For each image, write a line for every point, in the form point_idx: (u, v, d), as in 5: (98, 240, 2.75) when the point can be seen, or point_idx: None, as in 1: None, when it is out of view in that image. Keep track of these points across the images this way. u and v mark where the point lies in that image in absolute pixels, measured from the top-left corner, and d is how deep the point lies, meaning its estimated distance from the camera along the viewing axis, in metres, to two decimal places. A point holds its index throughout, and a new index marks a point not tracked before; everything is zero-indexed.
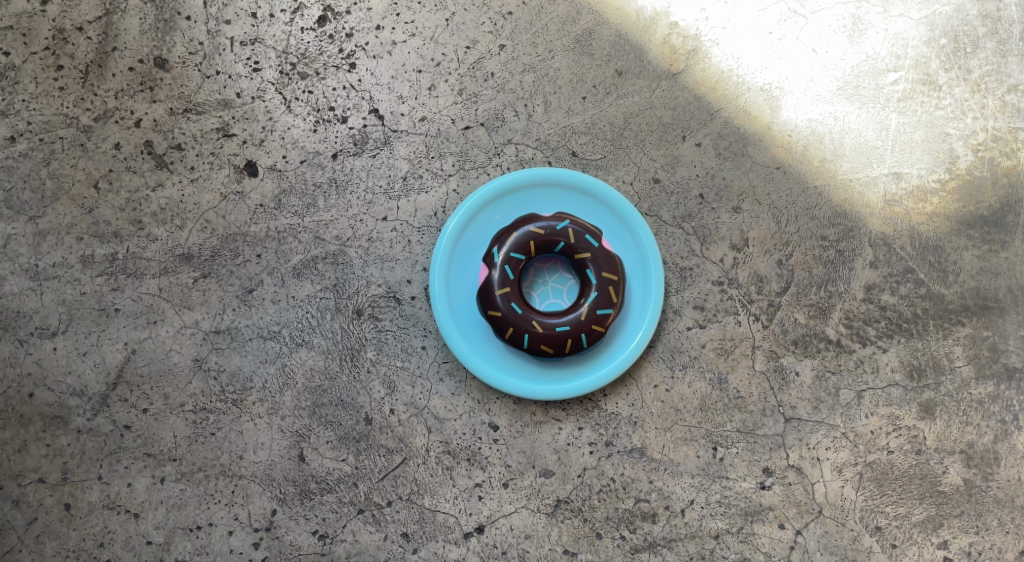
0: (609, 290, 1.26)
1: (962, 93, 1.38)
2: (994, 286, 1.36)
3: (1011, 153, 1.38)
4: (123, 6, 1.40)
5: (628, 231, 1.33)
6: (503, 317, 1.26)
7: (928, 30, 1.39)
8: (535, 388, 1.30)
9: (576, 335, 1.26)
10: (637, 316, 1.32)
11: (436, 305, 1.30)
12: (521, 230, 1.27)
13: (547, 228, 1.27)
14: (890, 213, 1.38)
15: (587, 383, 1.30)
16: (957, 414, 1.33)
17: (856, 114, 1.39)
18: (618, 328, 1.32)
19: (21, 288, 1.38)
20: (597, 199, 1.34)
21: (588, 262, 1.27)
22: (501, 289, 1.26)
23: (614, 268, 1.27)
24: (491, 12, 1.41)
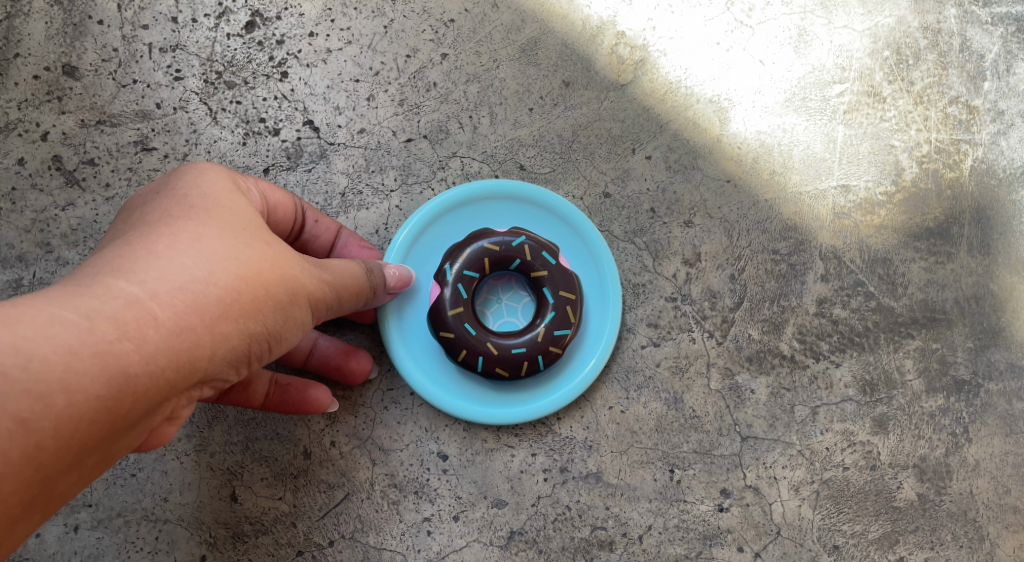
0: (568, 310, 1.20)
1: (906, 105, 1.38)
2: (941, 298, 1.35)
3: (954, 165, 1.37)
4: (27, 9, 1.29)
5: (585, 248, 1.28)
6: (456, 339, 1.18)
7: (872, 41, 1.39)
8: (488, 412, 1.23)
9: (533, 357, 1.19)
10: (594, 338, 1.27)
11: (384, 324, 1.23)
12: (475, 245, 1.20)
13: (502, 244, 1.20)
14: (839, 226, 1.36)
15: (543, 407, 1.24)
16: (909, 428, 1.32)
17: (804, 126, 1.37)
18: (574, 350, 1.26)
19: None
20: (553, 214, 1.28)
21: (545, 281, 1.20)
22: (454, 308, 1.18)
23: (572, 287, 1.20)
24: (432, 19, 1.34)
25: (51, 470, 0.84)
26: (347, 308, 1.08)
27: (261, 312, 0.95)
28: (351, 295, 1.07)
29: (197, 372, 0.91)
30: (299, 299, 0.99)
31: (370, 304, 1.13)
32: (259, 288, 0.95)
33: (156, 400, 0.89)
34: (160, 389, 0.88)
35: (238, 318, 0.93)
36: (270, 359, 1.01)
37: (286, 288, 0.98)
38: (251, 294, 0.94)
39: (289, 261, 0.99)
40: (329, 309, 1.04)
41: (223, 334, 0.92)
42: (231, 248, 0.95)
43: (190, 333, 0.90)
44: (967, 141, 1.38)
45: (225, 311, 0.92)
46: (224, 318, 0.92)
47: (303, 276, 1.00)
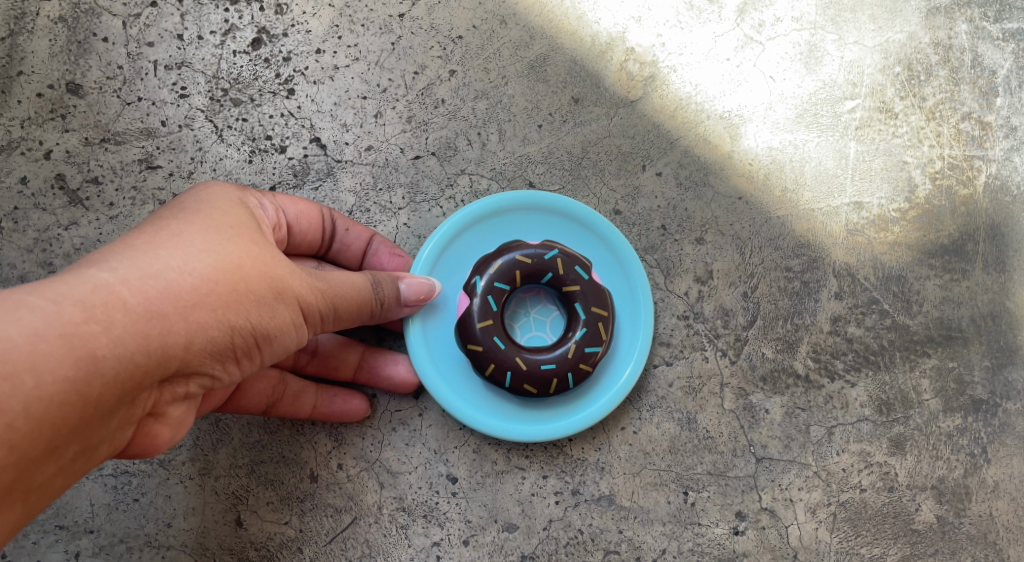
0: (600, 327, 1.18)
1: (918, 121, 1.37)
2: (957, 316, 1.33)
3: (968, 182, 1.36)
4: (30, 26, 1.27)
5: (615, 261, 1.26)
6: (483, 351, 1.16)
7: (883, 57, 1.37)
8: (513, 429, 1.20)
9: (562, 373, 1.17)
10: (624, 355, 1.24)
11: (410, 338, 1.20)
12: (506, 258, 1.18)
13: (534, 257, 1.18)
14: (853, 243, 1.34)
15: (572, 424, 1.21)
16: (927, 449, 1.30)
17: (816, 142, 1.35)
18: (604, 368, 1.23)
19: None
20: (583, 227, 1.26)
21: (576, 296, 1.18)
22: (483, 321, 1.16)
23: (604, 302, 1.18)
24: (440, 36, 1.33)
25: (22, 452, 0.86)
26: (347, 319, 1.06)
27: (241, 306, 0.95)
28: (346, 303, 1.04)
29: (171, 360, 0.92)
30: (285, 297, 0.99)
31: (380, 318, 1.10)
32: (237, 284, 0.95)
33: (123, 387, 0.90)
34: (127, 377, 0.90)
35: (216, 311, 0.94)
36: (260, 360, 1.00)
37: (270, 284, 0.97)
38: (230, 287, 0.95)
39: (275, 258, 0.99)
40: (321, 317, 1.03)
41: (199, 325, 0.93)
42: (211, 244, 0.96)
43: (161, 323, 0.91)
44: (980, 157, 1.37)
45: (198, 303, 0.93)
46: (199, 310, 0.93)
47: (289, 276, 0.99)
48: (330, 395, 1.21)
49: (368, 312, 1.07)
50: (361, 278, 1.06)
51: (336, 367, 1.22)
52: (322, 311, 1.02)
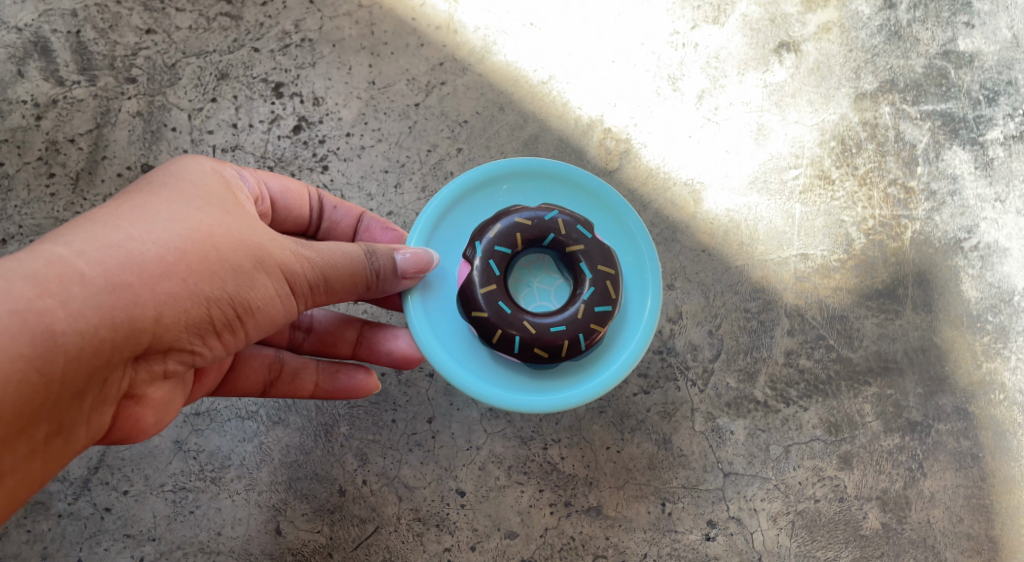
0: (606, 285, 1.21)
1: (851, 187, 1.62)
2: (893, 349, 1.55)
3: (897, 237, 1.60)
4: (113, 119, 1.55)
5: (615, 223, 1.32)
6: (494, 319, 1.19)
7: (820, 134, 1.63)
8: (526, 400, 1.23)
9: (573, 334, 1.20)
10: (633, 318, 1.28)
11: (411, 315, 1.24)
12: (505, 222, 1.22)
13: (533, 220, 1.23)
14: (801, 288, 1.57)
15: (586, 390, 1.24)
16: (871, 464, 1.50)
17: (766, 204, 1.60)
18: (615, 332, 1.27)
19: None
20: (581, 191, 1.32)
21: (580, 256, 1.22)
22: (487, 287, 1.20)
23: (608, 261, 1.22)
24: (449, 121, 1.60)
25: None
26: (336, 287, 1.17)
27: (201, 276, 1.08)
28: (333, 272, 1.16)
29: (135, 330, 1.06)
30: (245, 267, 1.11)
31: (375, 289, 1.20)
32: (207, 254, 1.09)
33: (96, 357, 1.04)
34: (98, 346, 1.04)
35: (178, 280, 1.07)
36: (234, 328, 1.13)
37: (226, 255, 1.10)
38: (186, 259, 1.07)
39: (231, 231, 1.11)
40: (304, 281, 1.15)
41: (160, 295, 1.06)
42: (179, 218, 1.09)
43: (127, 293, 1.04)
44: (906, 216, 1.61)
45: (166, 274, 1.06)
46: (165, 279, 1.06)
47: (250, 247, 1.11)
48: (333, 373, 1.35)
49: (364, 283, 1.18)
50: (342, 246, 1.17)
51: (336, 342, 1.37)
52: (298, 277, 1.14)
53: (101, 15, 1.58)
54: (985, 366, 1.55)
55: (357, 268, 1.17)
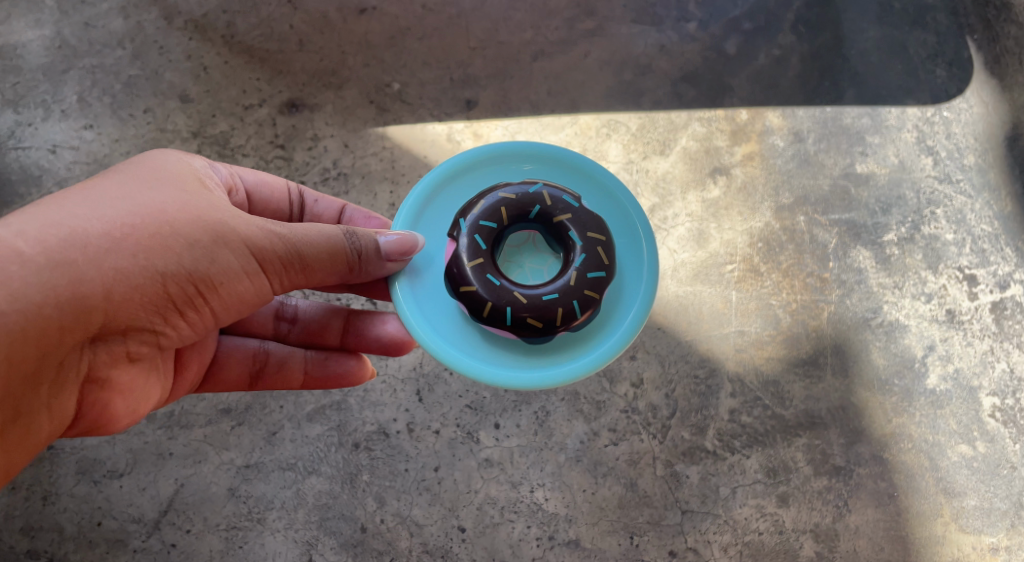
0: (597, 249, 1.37)
1: (777, 277, 1.99)
2: (818, 408, 1.88)
3: (816, 317, 1.96)
4: None
5: (587, 185, 1.47)
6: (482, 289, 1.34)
7: (750, 237, 2.01)
8: (542, 369, 1.37)
9: (568, 302, 1.35)
10: (624, 266, 1.43)
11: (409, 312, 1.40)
12: (485, 207, 1.38)
13: (509, 203, 1.38)
14: (740, 358, 1.92)
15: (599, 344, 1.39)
16: (805, 502, 1.80)
17: (709, 291, 1.96)
18: (611, 284, 1.42)
19: (99, 441, 1.84)
20: (551, 162, 1.48)
21: (560, 225, 1.37)
22: (481, 267, 1.36)
23: (587, 227, 1.37)
24: None
25: None
26: (315, 263, 1.37)
27: (147, 255, 1.29)
28: (278, 245, 1.35)
29: (86, 305, 1.26)
30: (188, 245, 1.31)
31: (355, 271, 1.38)
32: (163, 235, 1.30)
33: (50, 332, 1.25)
34: (49, 321, 1.24)
35: (125, 260, 1.28)
36: (189, 298, 1.33)
37: (168, 237, 1.30)
38: (130, 243, 1.29)
39: (172, 215, 1.32)
40: (247, 251, 1.34)
41: (107, 275, 1.27)
42: (137, 206, 1.32)
43: (76, 273, 1.25)
44: (823, 300, 1.98)
45: (114, 253, 1.28)
46: (111, 260, 1.27)
47: (191, 230, 1.32)
48: (323, 360, 1.61)
49: (349, 264, 1.38)
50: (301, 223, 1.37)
51: (321, 333, 1.63)
52: (263, 253, 1.35)
53: None
54: (895, 421, 1.88)
55: (331, 243, 1.37)
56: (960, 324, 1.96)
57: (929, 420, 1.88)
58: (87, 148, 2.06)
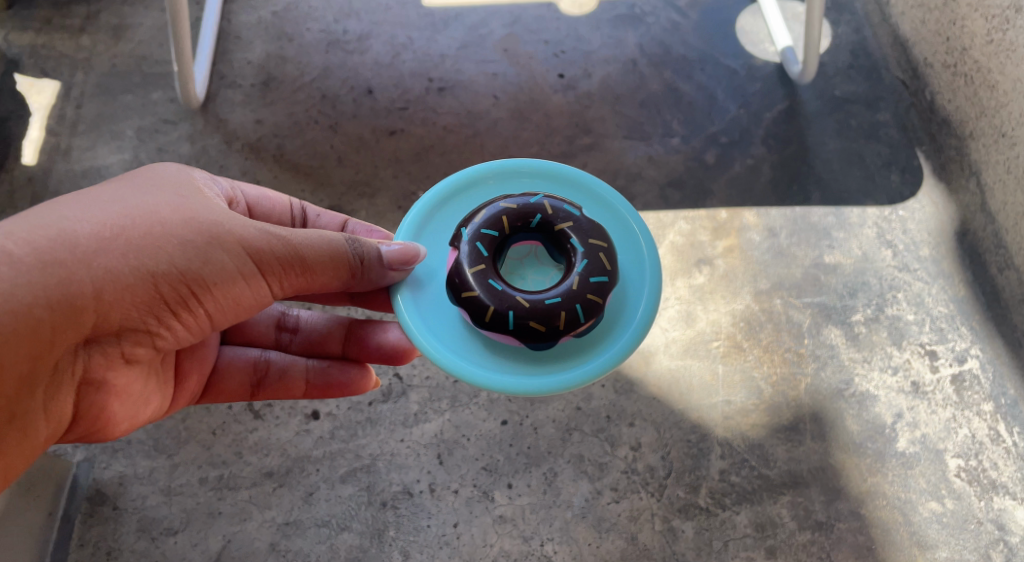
0: (599, 257, 1.55)
1: (758, 353, 2.24)
2: (800, 468, 2.09)
3: (795, 387, 2.20)
4: None
5: (581, 199, 1.74)
6: (484, 296, 1.52)
7: (733, 317, 2.28)
8: (559, 374, 1.56)
9: (571, 305, 1.51)
10: (623, 272, 1.65)
11: (413, 329, 1.58)
12: (489, 216, 1.58)
13: (513, 213, 1.58)
14: (728, 424, 2.15)
15: (611, 350, 1.58)
16: (790, 554, 2.00)
17: (697, 365, 2.21)
18: (616, 292, 1.63)
19: (157, 502, 2.08)
20: (549, 179, 1.75)
21: (565, 232, 1.56)
22: (482, 271, 1.54)
23: (588, 235, 1.56)
24: None
25: None
26: (310, 265, 1.52)
27: (139, 255, 1.41)
28: (268, 246, 1.50)
29: (79, 304, 1.37)
30: (180, 245, 1.45)
31: (348, 277, 1.56)
32: (156, 236, 1.43)
33: (41, 331, 1.34)
34: (40, 320, 1.34)
35: (118, 259, 1.40)
36: (183, 296, 1.46)
37: (159, 238, 1.44)
38: (123, 243, 1.41)
39: (162, 219, 1.46)
40: (237, 250, 1.48)
41: (100, 274, 1.38)
42: (130, 211, 1.44)
43: (68, 273, 1.36)
44: (800, 372, 2.22)
45: (107, 252, 1.40)
46: (105, 259, 1.39)
47: (182, 231, 1.46)
48: (325, 368, 1.81)
49: (349, 270, 1.55)
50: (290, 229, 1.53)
51: (325, 344, 1.85)
52: (257, 255, 1.49)
53: None
54: (870, 480, 2.08)
55: (326, 249, 1.53)
56: (923, 394, 2.19)
57: (901, 480, 2.08)
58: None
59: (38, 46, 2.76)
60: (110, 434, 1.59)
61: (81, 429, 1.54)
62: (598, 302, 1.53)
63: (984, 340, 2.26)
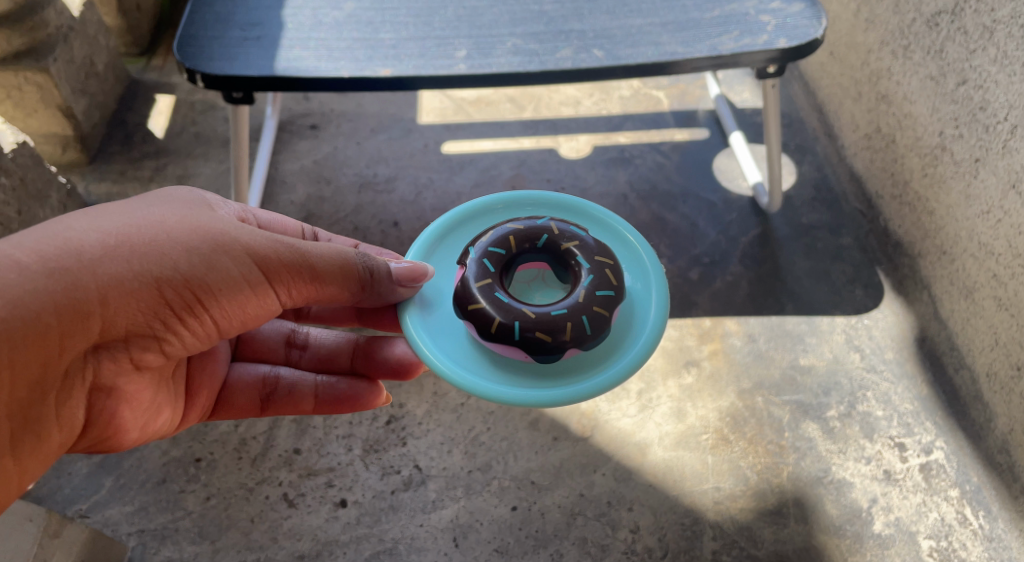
0: (602, 273, 1.77)
1: (743, 445, 2.49)
2: (786, 549, 2.31)
3: (778, 475, 2.43)
4: (278, 423, 2.56)
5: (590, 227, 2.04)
6: (491, 311, 1.74)
7: (719, 413, 2.55)
8: (573, 386, 1.77)
9: (576, 319, 1.73)
10: (632, 294, 1.90)
11: (435, 347, 1.81)
12: (498, 239, 1.83)
13: (522, 238, 1.83)
14: (719, 508, 2.37)
15: (619, 364, 1.79)
16: None
17: (688, 455, 2.46)
18: (625, 312, 1.87)
19: None
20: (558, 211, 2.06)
21: (570, 252, 1.80)
22: (493, 288, 1.77)
23: (592, 254, 1.79)
24: (482, 411, 2.56)
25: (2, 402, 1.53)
26: (308, 274, 1.71)
27: (142, 264, 1.59)
28: (264, 255, 1.68)
29: (86, 309, 1.55)
30: (179, 255, 1.62)
31: (341, 283, 1.75)
32: (159, 246, 1.61)
33: (52, 335, 1.53)
34: (50, 325, 1.52)
35: (122, 269, 1.58)
36: (184, 301, 1.64)
37: (160, 248, 1.61)
38: (127, 254, 1.59)
39: (163, 230, 1.63)
40: (234, 260, 1.66)
41: (106, 282, 1.56)
42: (138, 222, 1.62)
43: (76, 281, 1.54)
44: (782, 462, 2.45)
45: (113, 262, 1.57)
46: (111, 268, 1.57)
47: (181, 241, 1.63)
48: (332, 382, 2.04)
49: (356, 278, 1.75)
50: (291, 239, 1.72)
51: (334, 359, 2.09)
52: (261, 263, 1.68)
53: None
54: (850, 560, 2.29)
55: (329, 258, 1.73)
56: (895, 481, 2.41)
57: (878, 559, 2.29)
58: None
59: (113, 192, 3.21)
60: (119, 434, 1.78)
61: (92, 428, 1.74)
62: (602, 313, 1.74)
63: (947, 432, 2.50)
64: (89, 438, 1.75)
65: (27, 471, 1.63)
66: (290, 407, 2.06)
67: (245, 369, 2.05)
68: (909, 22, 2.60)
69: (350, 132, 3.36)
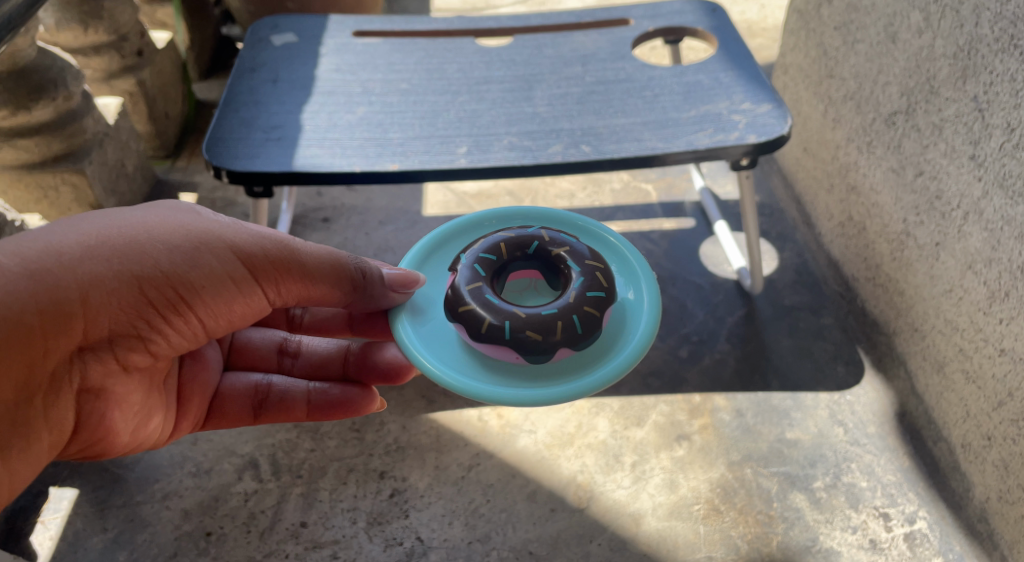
0: (591, 275, 1.94)
1: (734, 515, 2.58)
2: None
3: (769, 544, 2.52)
4: (287, 497, 2.67)
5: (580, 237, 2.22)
6: (483, 314, 1.89)
7: (710, 485, 2.65)
8: (570, 380, 1.90)
9: (566, 318, 1.88)
10: (625, 297, 2.06)
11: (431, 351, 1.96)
12: (489, 249, 2.01)
13: (511, 247, 2.02)
14: None
15: (614, 358, 1.93)
16: None
17: (681, 526, 2.56)
18: (617, 313, 2.02)
19: None
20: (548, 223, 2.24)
21: (561, 257, 1.98)
22: (487, 293, 1.94)
23: (580, 260, 1.97)
24: (482, 484, 2.68)
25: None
26: (282, 275, 1.89)
27: (126, 266, 1.74)
28: (241, 259, 1.85)
29: (73, 308, 1.68)
30: (160, 257, 1.77)
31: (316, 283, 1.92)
32: (140, 251, 1.76)
33: (43, 334, 1.65)
34: (40, 325, 1.64)
35: (106, 271, 1.72)
36: (165, 300, 1.79)
37: (141, 251, 1.76)
38: (109, 258, 1.73)
39: (143, 235, 1.77)
40: (213, 262, 1.83)
41: (91, 284, 1.70)
42: (118, 225, 1.77)
43: (63, 284, 1.67)
44: (773, 532, 2.55)
45: (98, 265, 1.71)
46: (96, 271, 1.71)
47: (161, 245, 1.78)
48: (324, 389, 2.18)
49: (347, 279, 1.95)
50: (266, 237, 1.91)
51: (327, 366, 2.25)
52: (238, 265, 1.85)
53: (285, 444, 2.80)
54: None
55: (307, 259, 1.93)
56: (881, 549, 2.50)
57: None
58: (219, 440, 2.80)
59: None
60: (109, 436, 1.92)
61: (81, 429, 1.86)
62: (592, 312, 1.90)
63: (929, 502, 2.60)
64: (78, 441, 1.87)
65: (18, 472, 1.73)
66: (282, 414, 2.21)
67: (238, 378, 2.22)
68: (870, 121, 2.85)
69: (359, 224, 3.60)
